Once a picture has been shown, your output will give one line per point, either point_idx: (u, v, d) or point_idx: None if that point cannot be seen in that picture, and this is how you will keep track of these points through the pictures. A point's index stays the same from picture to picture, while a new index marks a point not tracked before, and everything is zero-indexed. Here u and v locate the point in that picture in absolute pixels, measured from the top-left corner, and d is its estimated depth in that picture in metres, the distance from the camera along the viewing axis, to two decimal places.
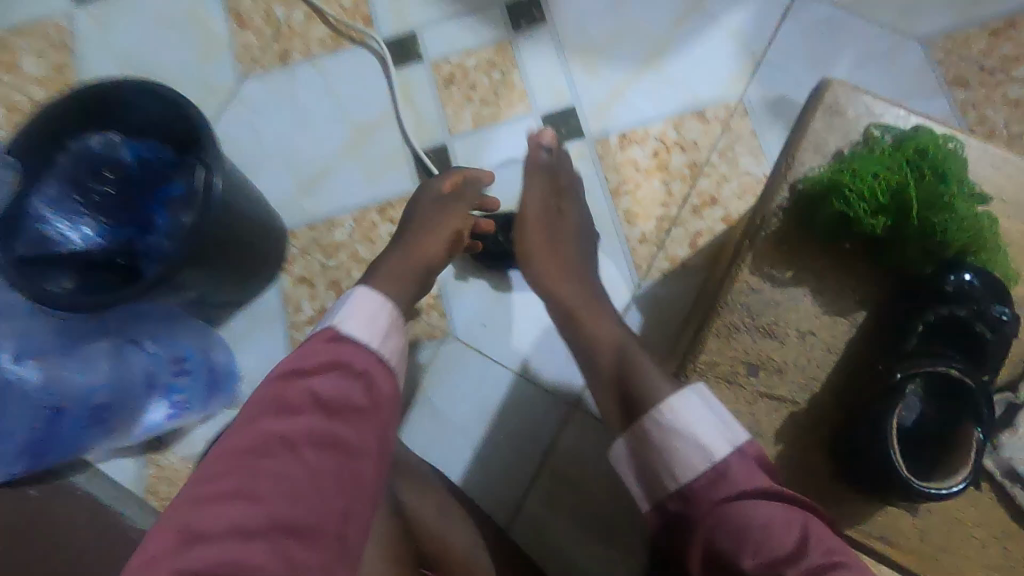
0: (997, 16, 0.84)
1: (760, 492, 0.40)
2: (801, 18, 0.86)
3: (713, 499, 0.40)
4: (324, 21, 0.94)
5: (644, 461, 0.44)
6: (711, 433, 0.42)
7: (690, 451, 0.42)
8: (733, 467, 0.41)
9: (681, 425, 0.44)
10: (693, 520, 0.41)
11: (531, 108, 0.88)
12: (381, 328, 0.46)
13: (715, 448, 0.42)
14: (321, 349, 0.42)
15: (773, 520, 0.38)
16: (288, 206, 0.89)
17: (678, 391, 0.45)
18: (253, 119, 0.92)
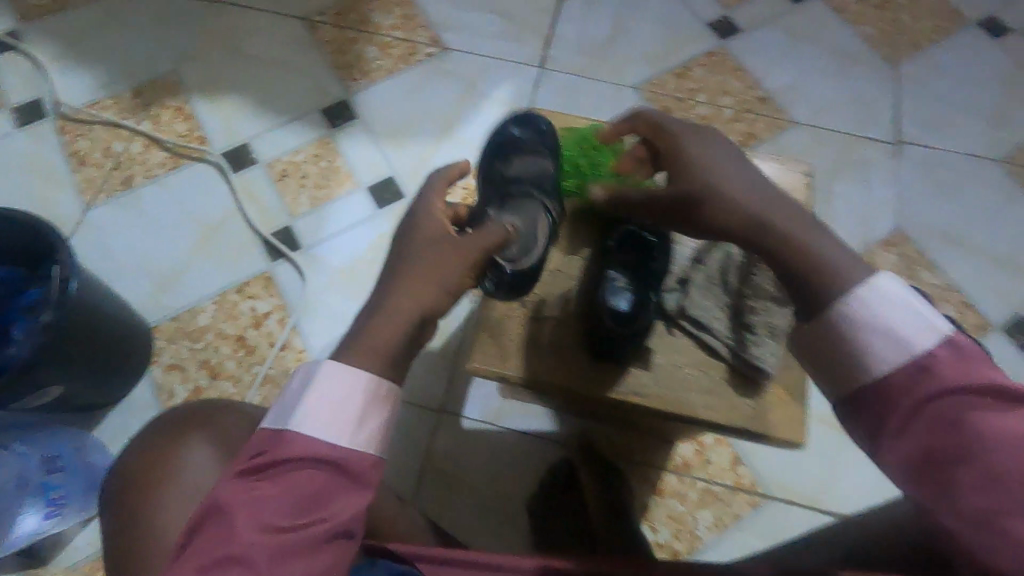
0: (678, 63, 1.18)
1: (971, 388, 0.36)
2: (549, 85, 1.15)
3: (925, 395, 0.37)
4: (162, 147, 1.08)
5: (828, 354, 0.42)
6: (902, 320, 0.39)
7: (886, 347, 0.39)
8: (944, 364, 0.37)
9: (866, 319, 0.40)
10: (895, 421, 0.38)
11: (358, 184, 1.07)
12: (356, 416, 0.40)
13: (908, 339, 0.39)
14: (273, 452, 0.38)
15: (1009, 429, 0.34)
16: (150, 306, 0.97)
17: (872, 283, 0.41)
18: (103, 238, 1.02)
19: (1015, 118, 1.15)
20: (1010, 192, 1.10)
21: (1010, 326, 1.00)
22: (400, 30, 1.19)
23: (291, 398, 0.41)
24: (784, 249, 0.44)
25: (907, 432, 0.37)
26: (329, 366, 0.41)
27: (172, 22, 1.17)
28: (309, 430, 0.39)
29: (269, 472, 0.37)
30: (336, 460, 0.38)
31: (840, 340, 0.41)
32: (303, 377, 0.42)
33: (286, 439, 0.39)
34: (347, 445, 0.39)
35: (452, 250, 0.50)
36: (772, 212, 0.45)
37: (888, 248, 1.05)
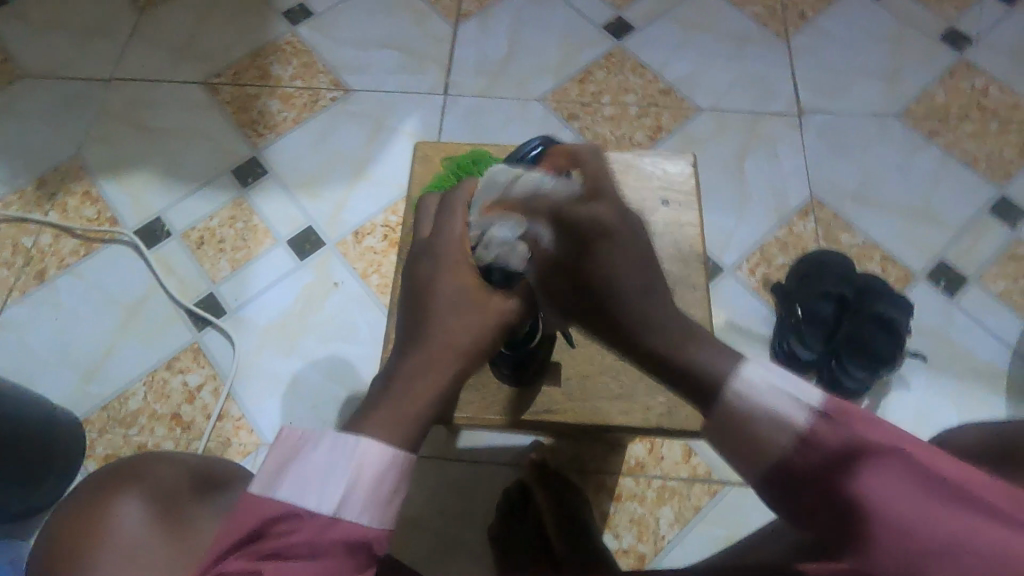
0: (578, 69, 1.20)
1: (854, 457, 0.33)
2: (455, 110, 1.16)
3: (819, 474, 0.34)
4: (72, 234, 1.06)
5: (732, 446, 0.37)
6: (785, 400, 0.36)
7: (772, 433, 0.36)
8: (823, 438, 0.34)
9: (750, 406, 0.36)
10: (808, 504, 0.35)
11: (276, 239, 1.06)
12: (392, 495, 0.39)
13: (788, 416, 0.35)
14: (307, 528, 0.36)
15: (905, 492, 0.31)
16: (77, 399, 0.95)
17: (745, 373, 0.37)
18: (22, 338, 0.99)
19: (907, 72, 1.18)
20: (913, 144, 1.13)
21: (932, 273, 1.03)
22: (300, 79, 1.19)
23: (322, 468, 0.38)
24: (668, 347, 0.40)
25: (823, 517, 0.34)
26: (373, 442, 0.40)
27: (68, 106, 1.16)
28: (344, 509, 0.37)
29: (301, 547, 0.35)
30: (367, 542, 0.37)
31: (741, 430, 0.37)
32: (332, 443, 0.39)
33: (316, 518, 0.37)
34: (379, 525, 0.38)
35: (483, 314, 0.48)
36: (650, 308, 0.42)
37: (805, 216, 1.07)
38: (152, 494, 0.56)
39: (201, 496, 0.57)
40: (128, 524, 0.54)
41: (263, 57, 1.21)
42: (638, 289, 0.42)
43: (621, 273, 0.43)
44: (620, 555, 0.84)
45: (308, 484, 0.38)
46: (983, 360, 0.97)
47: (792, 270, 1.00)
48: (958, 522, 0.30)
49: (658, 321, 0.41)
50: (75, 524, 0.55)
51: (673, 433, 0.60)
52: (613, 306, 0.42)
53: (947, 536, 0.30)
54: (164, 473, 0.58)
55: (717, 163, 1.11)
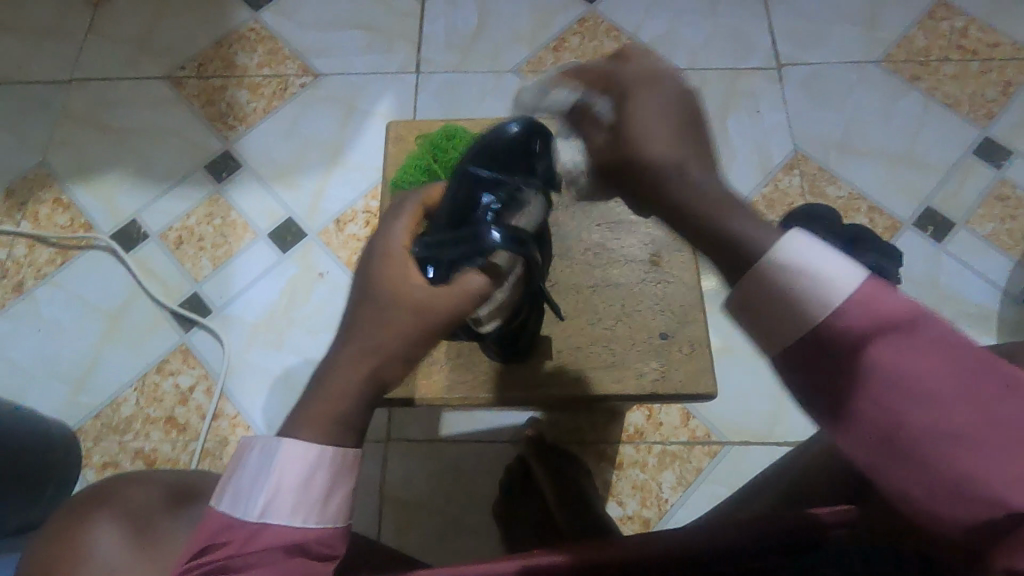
0: (551, 37, 1.17)
1: (888, 325, 0.32)
2: (428, 88, 1.13)
3: (851, 345, 0.33)
4: (47, 244, 1.04)
5: (759, 309, 0.35)
6: (837, 263, 0.34)
7: (813, 294, 0.34)
8: (856, 307, 0.33)
9: (797, 276, 0.34)
10: (828, 367, 0.33)
11: (256, 233, 1.04)
12: (323, 492, 0.41)
13: (836, 285, 0.33)
14: (237, 538, 0.39)
15: (934, 369, 0.31)
16: (69, 409, 0.94)
17: (789, 238, 0.35)
18: (4, 353, 0.97)
19: (885, 17, 1.16)
20: (895, 91, 1.11)
21: (920, 220, 1.02)
22: (267, 67, 1.16)
23: (252, 475, 0.41)
24: (711, 210, 0.37)
25: (834, 381, 0.33)
26: (292, 445, 0.41)
27: (29, 112, 1.12)
28: (272, 515, 0.40)
29: (232, 555, 0.38)
30: (301, 540, 0.40)
31: (774, 302, 0.35)
32: (259, 451, 0.41)
33: (244, 526, 0.39)
34: (315, 522, 0.40)
35: (402, 313, 0.45)
36: (700, 177, 0.38)
37: (789, 171, 1.06)
38: (123, 515, 0.56)
39: (174, 509, 0.57)
40: (103, 547, 0.54)
41: (228, 46, 1.17)
42: (685, 183, 0.38)
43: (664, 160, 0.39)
44: (625, 522, 0.85)
45: (236, 497, 0.41)
46: (973, 302, 0.97)
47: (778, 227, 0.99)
48: (966, 409, 0.30)
49: (720, 208, 0.37)
50: (51, 551, 0.55)
51: (667, 397, 0.60)
52: (660, 178, 0.38)
53: (940, 422, 0.30)
54: (146, 486, 0.59)
55: None
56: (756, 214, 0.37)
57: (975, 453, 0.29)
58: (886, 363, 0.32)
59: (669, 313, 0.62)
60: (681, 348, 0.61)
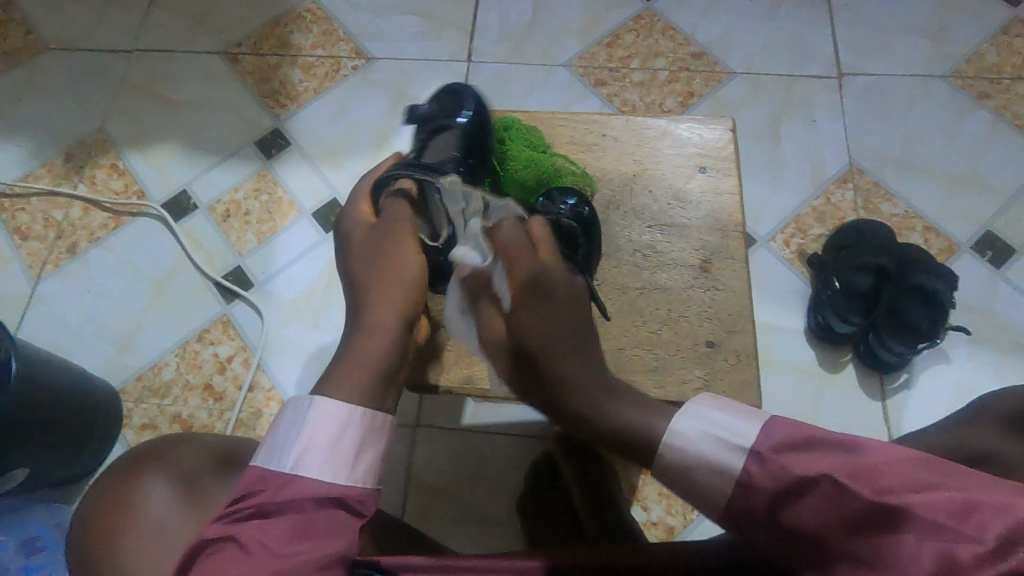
0: (605, 34, 1.15)
1: (784, 486, 0.36)
2: (478, 78, 1.13)
3: (760, 510, 0.36)
4: (101, 208, 1.07)
5: (693, 491, 0.40)
6: (722, 432, 0.39)
7: (705, 472, 0.39)
8: (755, 480, 0.37)
9: (691, 459, 0.40)
10: (770, 536, 0.36)
11: (301, 212, 1.05)
12: (354, 453, 0.43)
13: (722, 465, 0.38)
14: (270, 487, 0.40)
15: (835, 516, 0.34)
16: (113, 369, 0.97)
17: (675, 423, 0.41)
18: (55, 311, 1.01)
19: (957, 30, 1.12)
20: (960, 108, 1.07)
21: (978, 244, 0.99)
22: (321, 48, 1.17)
23: (284, 433, 0.43)
24: (603, 400, 0.45)
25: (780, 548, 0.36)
26: (325, 404, 0.44)
27: (90, 79, 1.15)
28: (306, 468, 0.41)
29: (265, 503, 0.39)
30: (334, 492, 0.40)
31: (684, 479, 0.40)
32: (293, 412, 0.44)
33: (280, 477, 0.40)
34: (345, 480, 0.42)
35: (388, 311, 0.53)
36: (580, 372, 0.47)
37: (843, 184, 1.03)
38: (173, 472, 0.58)
39: (221, 472, 0.59)
40: (153, 500, 0.57)
41: (284, 25, 1.19)
42: (573, 376, 0.47)
43: (563, 364, 0.47)
44: (649, 527, 0.84)
45: (271, 456, 0.42)
46: None
47: (829, 241, 0.96)
48: (883, 538, 0.32)
49: (602, 400, 0.45)
50: (106, 498, 0.58)
51: None
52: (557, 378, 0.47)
53: (872, 556, 0.33)
54: (186, 453, 0.60)
55: (751, 129, 1.07)
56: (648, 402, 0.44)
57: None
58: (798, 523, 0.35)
59: (717, 321, 0.61)
60: (727, 359, 0.60)
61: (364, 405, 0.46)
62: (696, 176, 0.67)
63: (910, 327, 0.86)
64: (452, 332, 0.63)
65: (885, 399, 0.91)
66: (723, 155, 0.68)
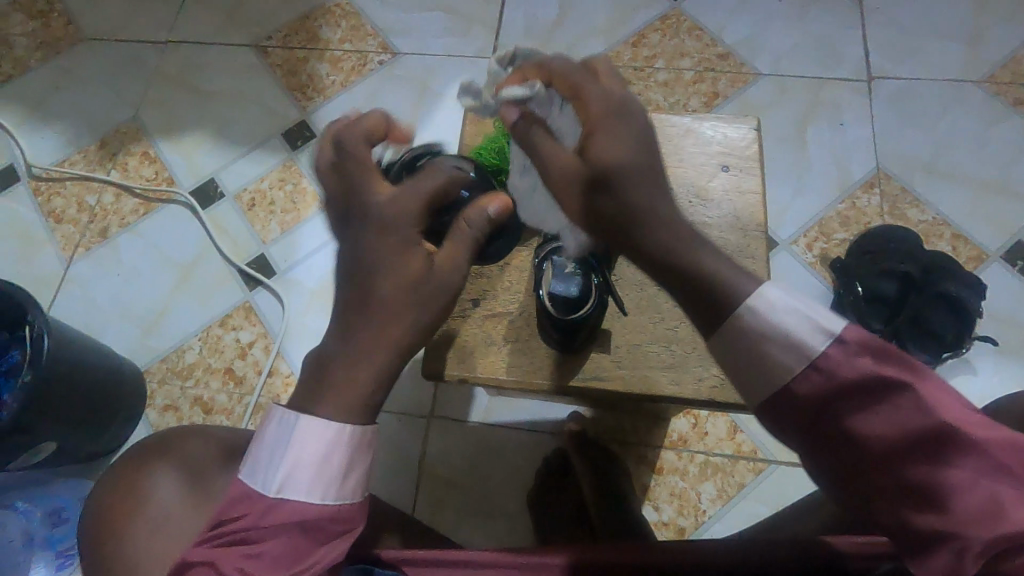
0: (631, 33, 1.15)
1: (855, 391, 0.36)
2: None
3: (816, 406, 0.37)
4: (132, 194, 1.10)
5: (755, 368, 0.38)
6: (812, 318, 0.38)
7: (783, 351, 0.37)
8: (834, 371, 0.36)
9: (771, 330, 0.38)
10: (813, 431, 0.37)
11: (324, 203, 1.07)
12: (340, 471, 0.42)
13: (807, 345, 0.37)
14: (256, 511, 0.41)
15: (896, 433, 0.35)
16: (138, 351, 1.00)
17: (759, 294, 0.38)
18: (86, 292, 1.04)
19: (993, 35, 1.09)
20: (994, 115, 1.04)
21: (1008, 253, 0.96)
22: (349, 42, 1.18)
23: (269, 450, 0.42)
24: (681, 257, 0.40)
25: (819, 444, 0.37)
26: (308, 424, 0.42)
27: (126, 68, 1.19)
28: (291, 491, 0.41)
29: (251, 530, 0.41)
30: (318, 516, 0.41)
31: (750, 359, 0.38)
32: (276, 429, 0.43)
33: (263, 501, 0.41)
34: (331, 499, 0.42)
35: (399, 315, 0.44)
36: (665, 224, 0.41)
37: (869, 190, 1.01)
38: (179, 466, 0.59)
39: (226, 462, 0.60)
40: (161, 493, 0.58)
41: (313, 20, 1.21)
42: (662, 209, 0.41)
43: (637, 193, 0.41)
44: (659, 527, 0.84)
45: (256, 477, 0.42)
46: None
47: (852, 246, 0.95)
48: (939, 464, 0.34)
49: (686, 249, 0.40)
50: (116, 492, 0.59)
51: (724, 406, 0.59)
52: (630, 203, 0.41)
53: (918, 476, 0.34)
54: (196, 444, 0.62)
55: (777, 132, 1.06)
56: (725, 259, 0.40)
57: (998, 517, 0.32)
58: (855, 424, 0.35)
59: None
60: None
61: (352, 421, 0.42)
62: (718, 174, 0.67)
63: (934, 336, 0.85)
64: (465, 323, 0.63)
65: None
66: (746, 154, 0.68)
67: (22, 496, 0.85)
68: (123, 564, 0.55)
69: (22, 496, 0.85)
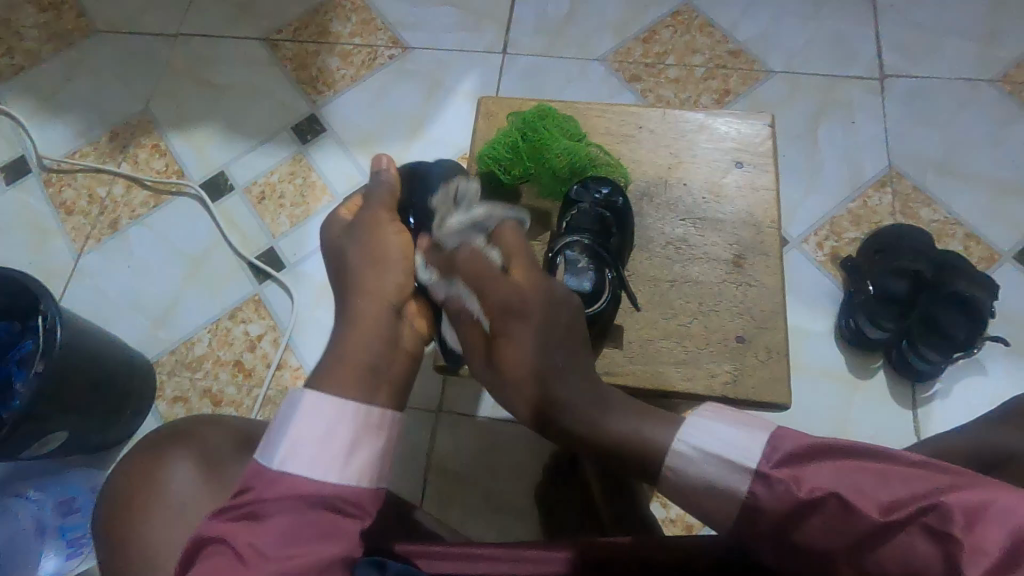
0: (642, 29, 1.15)
1: (788, 508, 0.35)
2: (513, 70, 1.13)
3: (768, 530, 0.36)
4: (143, 186, 1.10)
5: (701, 509, 0.39)
6: (718, 453, 0.38)
7: (714, 496, 0.38)
8: (764, 504, 0.36)
9: (696, 483, 0.39)
10: (783, 554, 0.36)
11: (334, 197, 1.07)
12: (347, 447, 0.41)
13: (726, 490, 0.37)
14: (262, 484, 0.39)
15: (842, 537, 0.33)
16: (148, 342, 1.00)
17: (671, 447, 0.40)
18: (96, 283, 1.05)
19: (1007, 34, 1.08)
20: (1008, 113, 1.04)
21: (1021, 253, 0.96)
22: (359, 36, 1.18)
23: (277, 428, 0.42)
24: (598, 417, 0.44)
25: (791, 563, 0.36)
26: (317, 401, 0.43)
27: (136, 61, 1.19)
28: (296, 463, 0.40)
29: (258, 503, 0.37)
30: (325, 491, 0.39)
31: (689, 502, 0.39)
32: (287, 407, 0.43)
33: (269, 471, 0.39)
34: (337, 475, 0.40)
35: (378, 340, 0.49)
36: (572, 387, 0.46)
37: (881, 188, 1.01)
38: (196, 457, 0.59)
39: (242, 454, 0.60)
40: (178, 483, 0.58)
41: (323, 14, 1.21)
42: (557, 375, 0.46)
43: (558, 376, 0.46)
44: (667, 524, 0.84)
45: (261, 453, 0.41)
46: None
47: (863, 244, 0.95)
48: (891, 557, 0.32)
49: (600, 412, 0.44)
50: (131, 480, 0.59)
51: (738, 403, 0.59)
52: (544, 385, 0.46)
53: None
54: (211, 433, 0.62)
55: (788, 130, 1.05)
56: (645, 412, 0.43)
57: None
58: (803, 539, 0.34)
59: (749, 316, 0.61)
60: (756, 354, 0.59)
61: (358, 399, 0.44)
62: (732, 170, 0.67)
63: (946, 338, 0.84)
64: None
65: (916, 409, 0.89)
66: (760, 151, 0.67)
67: (32, 484, 0.86)
68: (139, 553, 0.55)
69: (32, 485, 0.86)
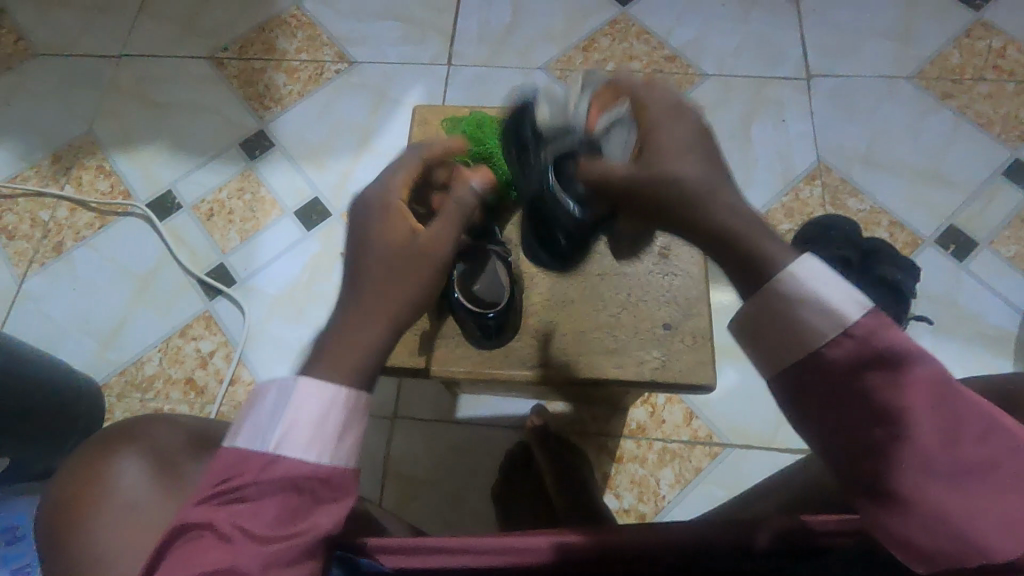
0: (581, 38, 1.19)
1: (884, 358, 0.35)
2: (458, 81, 1.16)
3: (848, 369, 0.36)
4: (87, 208, 1.09)
5: (780, 330, 0.38)
6: (836, 295, 0.37)
7: (817, 316, 0.37)
8: (867, 339, 0.36)
9: (805, 294, 0.37)
10: (833, 394, 0.36)
11: (284, 211, 1.08)
12: (336, 432, 0.40)
13: (840, 310, 0.36)
14: (252, 470, 0.38)
15: (920, 407, 0.34)
16: (97, 364, 0.99)
17: (795, 263, 0.38)
18: (41, 307, 1.03)
19: (921, 33, 1.15)
20: (925, 107, 1.10)
21: (942, 238, 1.01)
22: (305, 52, 1.20)
23: (267, 411, 0.40)
24: (743, 232, 0.40)
25: (836, 407, 0.36)
26: (309, 382, 0.41)
27: (78, 83, 1.18)
28: (288, 447, 0.39)
29: (247, 489, 0.38)
30: (315, 476, 0.39)
31: (783, 321, 0.38)
32: (273, 389, 0.41)
33: (259, 456, 0.39)
34: (328, 460, 0.40)
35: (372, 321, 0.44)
36: (713, 198, 0.41)
37: (811, 182, 1.06)
38: (145, 457, 0.59)
39: (195, 453, 0.60)
40: (124, 486, 0.57)
41: (269, 31, 1.22)
42: (711, 196, 0.41)
43: (690, 175, 0.42)
44: (621, 514, 0.86)
45: (246, 436, 0.40)
46: (991, 324, 0.96)
47: (796, 235, 0.99)
48: (955, 446, 0.33)
49: (746, 226, 0.40)
50: (76, 483, 0.58)
51: (667, 386, 0.61)
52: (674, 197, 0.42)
53: (934, 454, 0.33)
54: (161, 434, 0.61)
55: (723, 130, 1.10)
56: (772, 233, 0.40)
57: (972, 490, 0.33)
58: (878, 387, 0.35)
59: (675, 305, 0.64)
60: (683, 340, 0.62)
61: (349, 384, 0.42)
62: None
63: None
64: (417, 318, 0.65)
65: None
66: None
67: None
68: (81, 559, 0.55)
69: None
